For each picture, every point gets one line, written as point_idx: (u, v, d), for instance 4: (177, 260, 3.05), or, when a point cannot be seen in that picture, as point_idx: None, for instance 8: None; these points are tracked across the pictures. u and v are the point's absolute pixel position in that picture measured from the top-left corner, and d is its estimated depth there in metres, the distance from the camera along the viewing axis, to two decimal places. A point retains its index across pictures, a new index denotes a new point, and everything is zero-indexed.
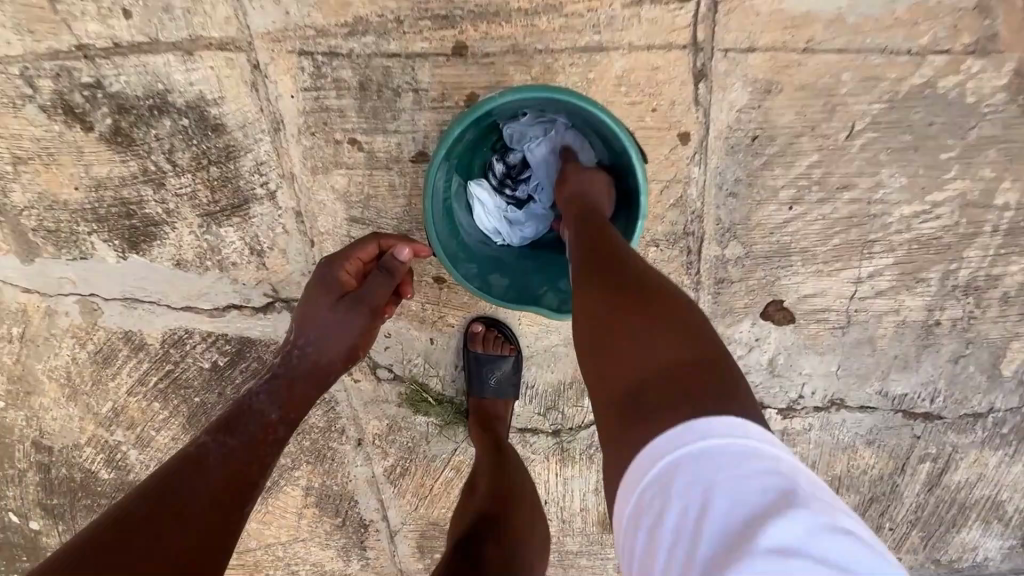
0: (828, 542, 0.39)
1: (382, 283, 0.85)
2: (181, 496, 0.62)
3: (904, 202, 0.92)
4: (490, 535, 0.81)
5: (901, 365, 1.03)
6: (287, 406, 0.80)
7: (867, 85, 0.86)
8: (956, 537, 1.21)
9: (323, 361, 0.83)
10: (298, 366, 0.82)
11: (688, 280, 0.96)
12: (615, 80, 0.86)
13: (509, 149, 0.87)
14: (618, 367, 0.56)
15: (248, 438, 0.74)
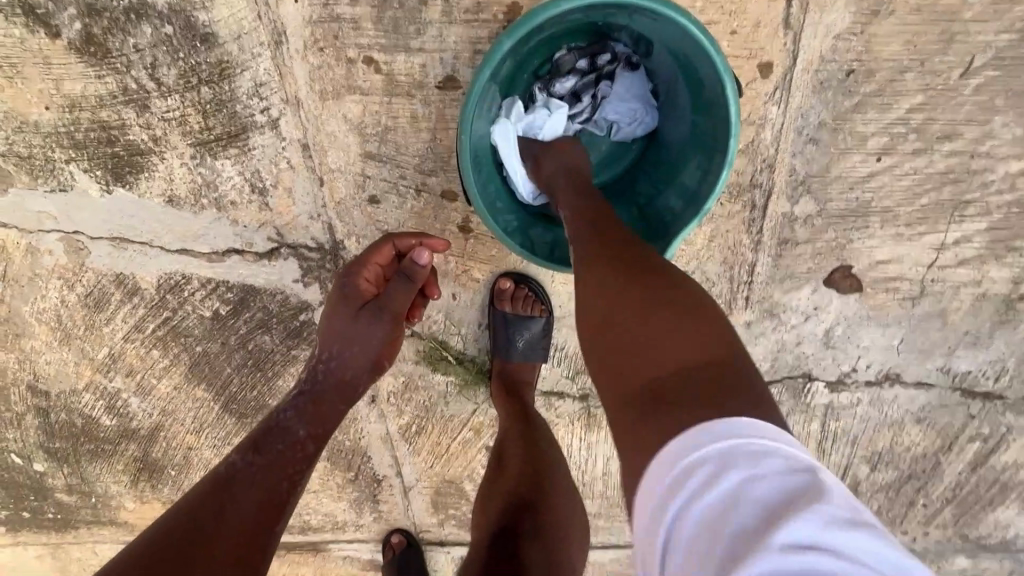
0: (858, 544, 0.32)
1: (403, 290, 0.81)
2: (224, 506, 0.64)
3: (1013, 156, 0.78)
4: (529, 530, 0.77)
5: (971, 342, 0.93)
6: (316, 423, 0.78)
7: (997, 10, 0.71)
8: (991, 516, 1.16)
9: (349, 375, 0.81)
10: (324, 382, 0.80)
11: (747, 239, 0.85)
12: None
13: (556, 75, 0.72)
14: (625, 366, 0.48)
15: (277, 455, 0.73)
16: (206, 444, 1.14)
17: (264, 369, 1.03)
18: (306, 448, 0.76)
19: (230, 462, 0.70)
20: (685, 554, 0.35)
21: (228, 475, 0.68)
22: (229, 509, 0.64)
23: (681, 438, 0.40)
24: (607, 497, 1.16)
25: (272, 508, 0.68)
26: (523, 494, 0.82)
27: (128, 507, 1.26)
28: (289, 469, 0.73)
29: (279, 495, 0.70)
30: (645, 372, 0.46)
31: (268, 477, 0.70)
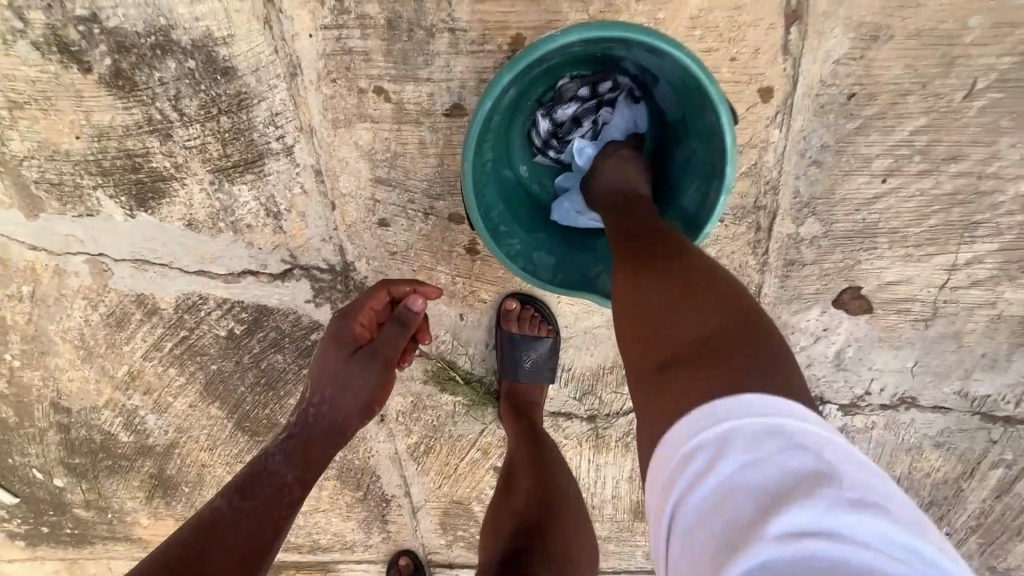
0: (864, 526, 0.32)
1: (397, 335, 0.82)
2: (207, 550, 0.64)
3: (1022, 177, 0.77)
4: (538, 546, 0.76)
5: (988, 364, 0.91)
6: (303, 466, 0.77)
7: (998, 33, 0.71)
8: (1021, 547, 1.11)
9: (340, 418, 0.80)
10: (314, 425, 0.79)
11: (753, 260, 0.85)
12: (688, 22, 0.72)
13: (557, 102, 0.75)
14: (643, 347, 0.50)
15: (262, 500, 0.72)
16: (219, 461, 1.16)
17: (276, 388, 1.05)
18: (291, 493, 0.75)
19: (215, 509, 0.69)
20: (688, 533, 0.37)
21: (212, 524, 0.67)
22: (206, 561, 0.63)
23: (689, 419, 0.41)
24: (618, 520, 1.14)
25: (251, 557, 0.66)
26: (530, 510, 0.82)
27: (143, 523, 1.28)
28: (274, 516, 0.71)
29: (260, 541, 0.68)
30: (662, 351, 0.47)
31: (250, 527, 0.68)
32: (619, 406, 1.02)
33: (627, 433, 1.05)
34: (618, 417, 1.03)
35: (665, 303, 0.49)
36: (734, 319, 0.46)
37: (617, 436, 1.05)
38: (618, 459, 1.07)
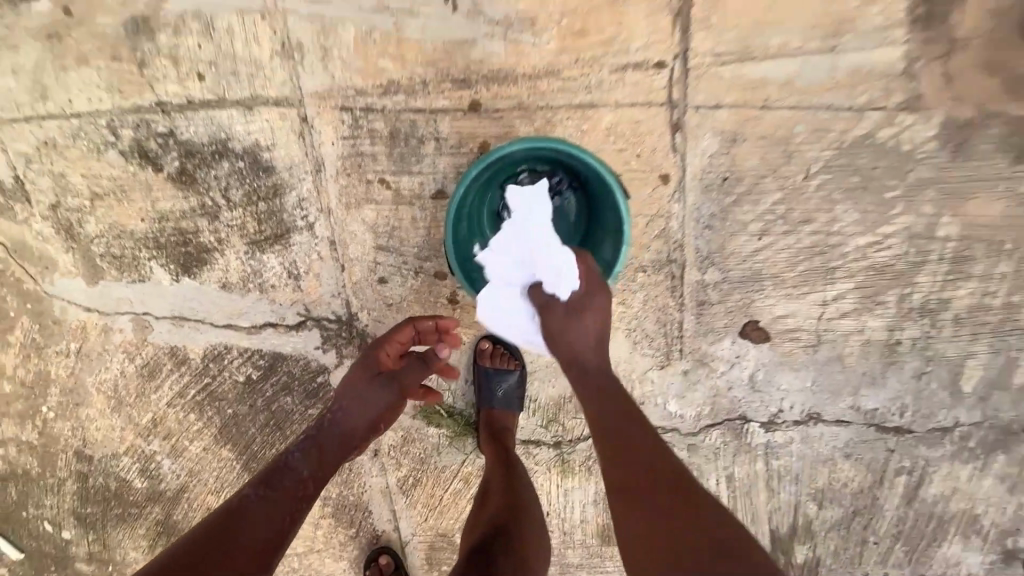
0: None
1: (414, 368, 1.03)
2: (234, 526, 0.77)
3: (858, 234, 1.05)
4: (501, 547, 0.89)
5: (870, 381, 1.14)
6: (319, 466, 0.92)
7: (819, 135, 1.00)
8: (940, 552, 1.27)
9: (352, 427, 0.97)
10: (330, 431, 0.96)
11: (672, 301, 1.09)
12: (603, 132, 1.01)
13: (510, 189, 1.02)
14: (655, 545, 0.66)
15: (282, 496, 0.85)
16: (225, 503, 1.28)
17: (284, 427, 1.21)
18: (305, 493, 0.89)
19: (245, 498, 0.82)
20: None
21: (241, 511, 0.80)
22: (239, 538, 0.75)
23: None
24: (587, 545, 1.27)
25: (272, 539, 0.79)
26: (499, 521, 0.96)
27: None
28: (292, 513, 0.84)
29: (281, 530, 0.81)
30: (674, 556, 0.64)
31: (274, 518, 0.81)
32: (580, 433, 1.20)
33: (588, 458, 1.22)
34: (580, 443, 1.21)
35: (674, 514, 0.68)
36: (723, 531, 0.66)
37: (580, 461, 1.22)
38: (583, 483, 1.23)
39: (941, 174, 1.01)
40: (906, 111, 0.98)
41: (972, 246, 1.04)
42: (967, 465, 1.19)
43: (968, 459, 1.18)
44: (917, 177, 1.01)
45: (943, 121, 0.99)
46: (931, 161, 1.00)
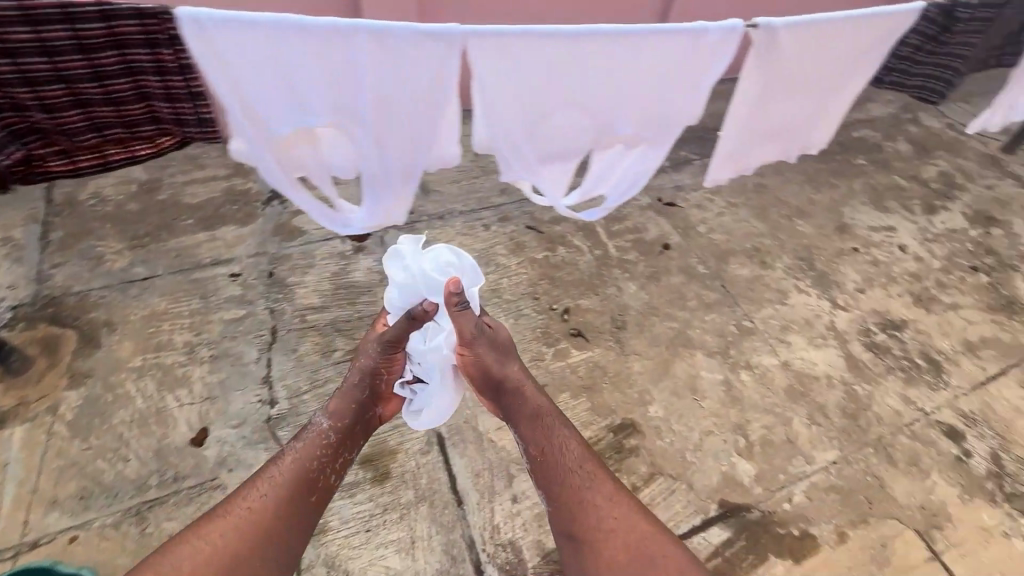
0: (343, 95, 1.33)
1: (384, 358, 1.52)
2: (275, 473, 1.31)
3: (134, 404, 1.77)
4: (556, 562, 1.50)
5: (237, 360, 1.91)
6: (333, 416, 1.45)
7: (63, 451, 1.66)
8: (358, 282, 2.18)
9: (356, 384, 1.52)
10: (350, 393, 1.51)
11: (171, 499, 1.61)
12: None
13: None
14: (603, 532, 1.29)
15: (308, 475, 1.34)
16: None
17: None
18: (325, 479, 1.36)
19: (294, 463, 1.33)
20: None
21: (285, 481, 1.30)
22: (262, 489, 1.27)
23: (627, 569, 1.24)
24: (391, 486, 1.67)
25: (299, 477, 1.32)
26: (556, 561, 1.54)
27: None
28: (320, 488, 1.34)
29: (303, 467, 1.34)
30: (614, 534, 1.28)
31: (304, 495, 1.31)
32: None
33: None
34: None
35: (619, 511, 1.32)
36: (653, 531, 1.29)
37: None
38: (331, 508, 1.61)
39: (100, 379, 1.81)
40: (55, 410, 1.73)
41: (151, 344, 1.92)
42: (294, 293, 2.11)
43: (290, 294, 2.10)
44: (101, 389, 1.79)
45: (66, 389, 1.78)
46: (90, 386, 1.79)
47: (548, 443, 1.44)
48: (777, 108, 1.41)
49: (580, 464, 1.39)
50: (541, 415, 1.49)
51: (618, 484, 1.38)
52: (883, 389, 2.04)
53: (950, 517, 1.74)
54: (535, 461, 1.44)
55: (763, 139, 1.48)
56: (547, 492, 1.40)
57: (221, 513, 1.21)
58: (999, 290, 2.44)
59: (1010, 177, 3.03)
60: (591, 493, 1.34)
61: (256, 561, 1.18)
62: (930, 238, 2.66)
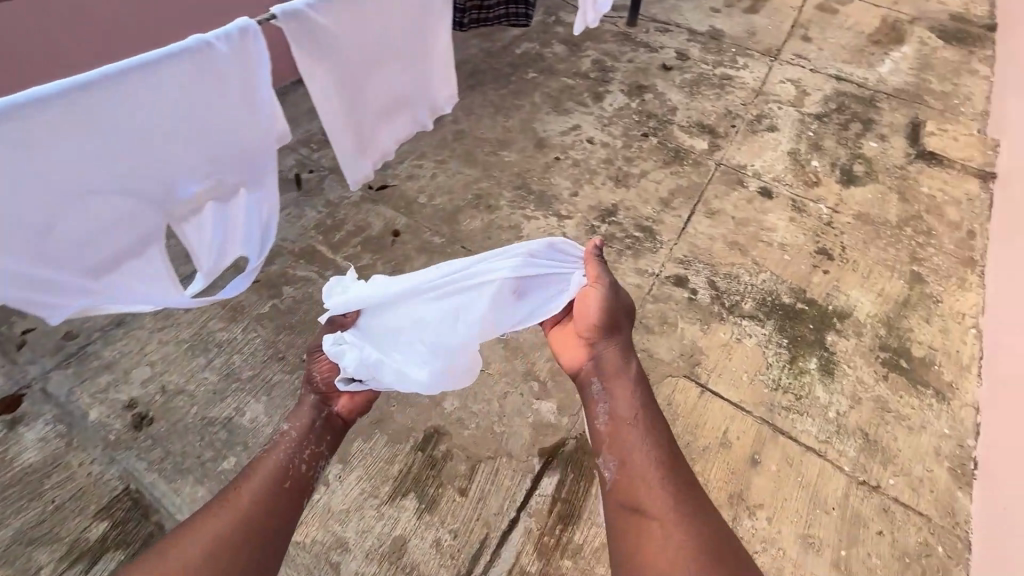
0: None
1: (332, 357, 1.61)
2: (246, 474, 1.38)
3: None
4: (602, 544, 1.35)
5: None
6: (295, 415, 1.53)
7: None
8: (32, 463, 1.64)
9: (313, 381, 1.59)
10: (306, 393, 1.58)
11: None
12: None
13: None
14: (673, 518, 1.18)
15: (280, 468, 1.41)
16: None
17: None
18: (297, 470, 1.43)
19: (268, 459, 1.42)
20: None
21: (259, 476, 1.37)
22: (240, 489, 1.33)
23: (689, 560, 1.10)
24: None
25: (273, 475, 1.39)
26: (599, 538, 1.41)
27: None
28: (294, 480, 1.41)
29: (274, 463, 1.41)
30: (687, 527, 1.16)
31: (275, 483, 1.38)
32: None
33: None
34: None
35: (696, 508, 1.20)
36: (725, 538, 1.16)
37: None
38: None
39: None
40: None
41: None
42: None
43: None
44: None
45: None
46: None
47: (632, 409, 1.38)
48: (378, 89, 1.66)
49: (662, 449, 1.31)
50: (631, 382, 1.44)
51: (698, 489, 1.26)
52: (621, 273, 2.28)
53: (702, 350, 2.06)
54: (613, 422, 1.37)
55: (387, 111, 1.75)
56: (618, 457, 1.31)
57: (201, 511, 1.28)
58: (667, 145, 2.88)
59: (641, 45, 3.53)
60: (670, 479, 1.25)
61: (239, 553, 1.23)
62: (607, 122, 2.99)
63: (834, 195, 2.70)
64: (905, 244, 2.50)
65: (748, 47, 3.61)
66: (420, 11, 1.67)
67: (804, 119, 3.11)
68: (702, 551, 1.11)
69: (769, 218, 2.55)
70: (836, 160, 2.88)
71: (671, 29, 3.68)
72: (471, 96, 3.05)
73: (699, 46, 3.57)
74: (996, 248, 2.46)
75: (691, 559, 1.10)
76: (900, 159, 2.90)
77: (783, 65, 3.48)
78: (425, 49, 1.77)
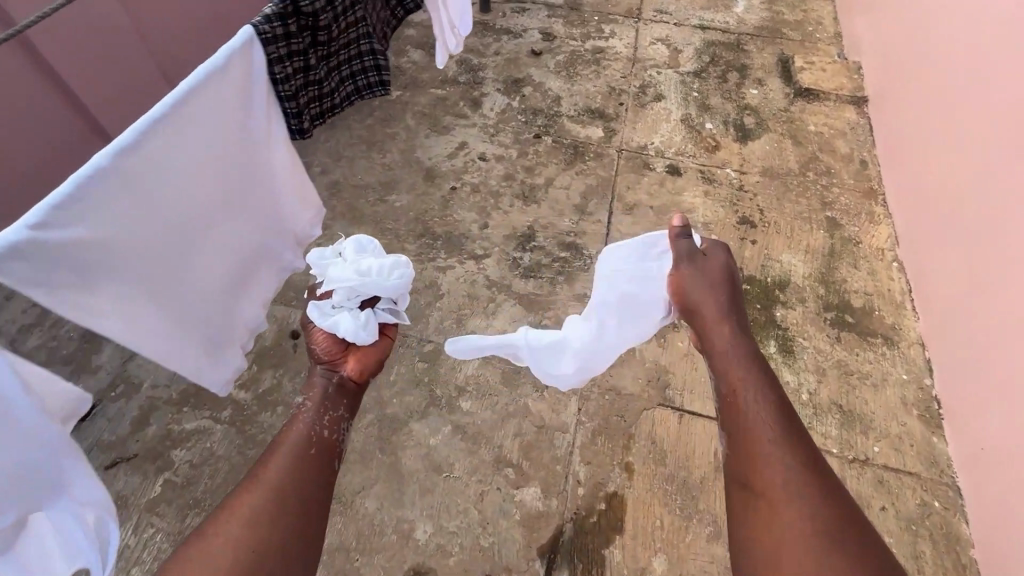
0: None
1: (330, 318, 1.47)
2: (272, 456, 1.26)
3: None
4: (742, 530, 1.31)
5: None
6: (310, 386, 1.44)
7: None
8: None
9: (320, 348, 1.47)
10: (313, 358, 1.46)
11: None
12: None
13: None
14: (799, 509, 1.10)
15: (307, 436, 1.32)
16: None
17: None
18: (324, 438, 1.33)
19: (291, 433, 1.31)
20: None
21: (283, 453, 1.27)
22: (273, 462, 1.24)
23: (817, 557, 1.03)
24: None
25: (298, 448, 1.29)
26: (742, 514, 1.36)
27: None
28: (323, 445, 1.33)
29: (299, 435, 1.31)
30: (818, 521, 1.07)
31: (305, 451, 1.29)
32: None
33: None
34: None
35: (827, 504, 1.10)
36: (862, 540, 1.05)
37: None
38: None
39: None
40: None
41: None
42: None
43: None
44: None
45: None
46: None
47: (748, 392, 1.31)
48: (212, 266, 1.32)
49: (790, 441, 1.21)
50: (744, 364, 1.37)
51: (833, 486, 1.14)
52: (561, 305, 2.07)
53: (667, 368, 1.92)
54: (726, 404, 1.34)
55: (233, 277, 1.40)
56: (733, 439, 1.29)
57: (232, 494, 1.17)
58: (563, 142, 2.66)
59: (503, 33, 3.25)
60: (798, 474, 1.15)
61: (276, 536, 1.13)
62: (494, 131, 2.70)
63: (736, 156, 2.65)
64: (813, 191, 2.51)
65: (609, 11, 3.44)
66: (242, 151, 1.30)
67: (685, 79, 3.02)
68: (818, 539, 1.05)
69: (686, 199, 2.45)
70: (727, 117, 2.83)
71: (527, 8, 3.41)
72: (334, 136, 2.62)
73: (561, 21, 3.34)
74: (888, 169, 2.53)
75: (809, 551, 1.04)
76: (782, 102, 2.92)
77: (647, 24, 3.36)
78: (265, 193, 1.42)
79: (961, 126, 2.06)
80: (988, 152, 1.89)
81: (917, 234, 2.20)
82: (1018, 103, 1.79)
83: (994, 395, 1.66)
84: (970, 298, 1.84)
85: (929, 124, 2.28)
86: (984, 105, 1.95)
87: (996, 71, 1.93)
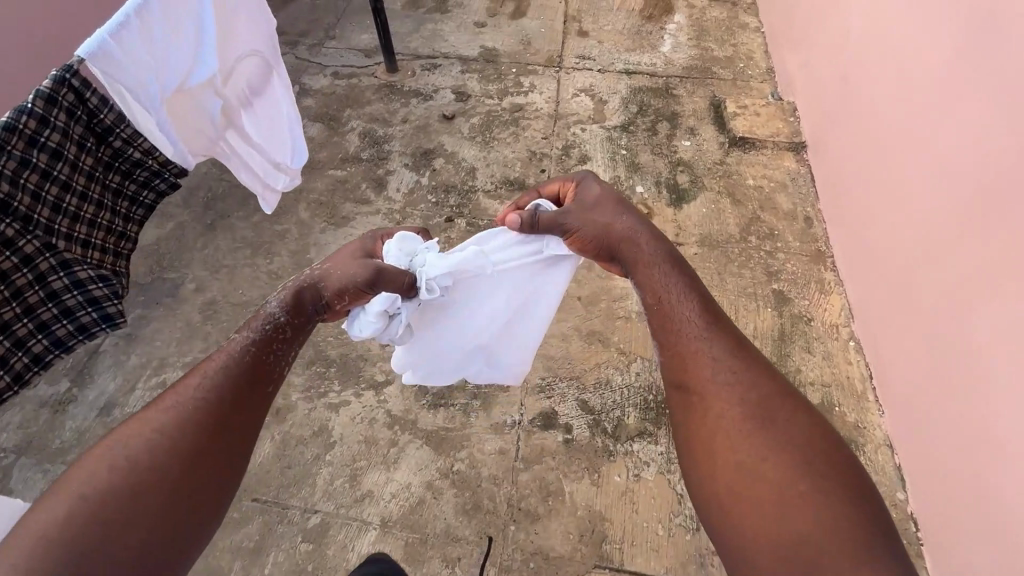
0: None
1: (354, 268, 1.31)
2: (231, 372, 1.18)
3: None
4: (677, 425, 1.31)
5: None
6: (291, 311, 1.28)
7: None
8: None
9: (321, 280, 1.32)
10: (306, 288, 1.32)
11: None
12: None
13: None
14: (747, 412, 1.10)
15: (266, 359, 1.22)
16: None
17: None
18: (278, 366, 1.24)
19: (244, 352, 1.21)
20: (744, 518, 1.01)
21: (232, 367, 1.19)
22: (224, 376, 1.17)
23: (767, 463, 1.03)
24: None
25: (255, 375, 1.20)
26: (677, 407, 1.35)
27: None
28: (275, 377, 1.23)
29: (262, 358, 1.22)
30: (761, 423, 1.08)
31: (259, 382, 1.20)
32: None
33: None
34: None
35: (778, 415, 1.09)
36: (817, 452, 1.04)
37: None
38: None
39: None
40: None
41: None
42: None
43: None
44: None
45: None
46: None
47: (673, 296, 1.27)
48: None
49: (714, 337, 1.21)
50: (670, 273, 1.30)
51: (788, 395, 1.13)
52: (476, 440, 1.75)
53: (603, 516, 1.62)
54: (651, 310, 1.28)
55: None
56: (666, 343, 1.24)
57: (171, 398, 1.12)
58: (479, 224, 2.38)
59: (412, 95, 2.95)
60: (745, 378, 1.14)
61: (182, 474, 1.04)
62: (401, 217, 2.40)
63: (670, 223, 2.40)
64: (756, 259, 2.27)
65: (528, 61, 3.18)
66: None
67: (611, 134, 2.78)
68: (753, 427, 1.08)
69: (618, 282, 2.16)
70: (659, 177, 2.58)
71: (439, 64, 3.14)
72: (212, 240, 2.27)
73: (476, 76, 3.07)
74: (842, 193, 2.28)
75: (749, 436, 1.07)
76: (716, 153, 2.69)
77: (570, 73, 3.11)
78: None
79: (923, 125, 1.78)
80: (954, 159, 1.64)
81: (875, 240, 2.01)
82: (995, 110, 1.51)
83: (976, 410, 1.48)
84: (946, 314, 1.62)
85: (884, 120, 2.01)
86: (949, 109, 1.67)
87: (962, 70, 1.63)
